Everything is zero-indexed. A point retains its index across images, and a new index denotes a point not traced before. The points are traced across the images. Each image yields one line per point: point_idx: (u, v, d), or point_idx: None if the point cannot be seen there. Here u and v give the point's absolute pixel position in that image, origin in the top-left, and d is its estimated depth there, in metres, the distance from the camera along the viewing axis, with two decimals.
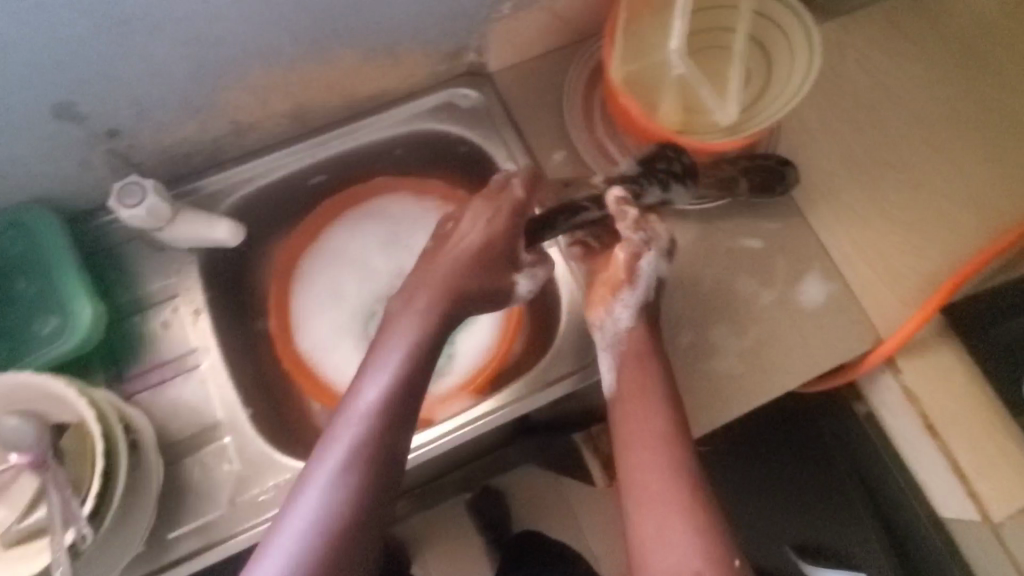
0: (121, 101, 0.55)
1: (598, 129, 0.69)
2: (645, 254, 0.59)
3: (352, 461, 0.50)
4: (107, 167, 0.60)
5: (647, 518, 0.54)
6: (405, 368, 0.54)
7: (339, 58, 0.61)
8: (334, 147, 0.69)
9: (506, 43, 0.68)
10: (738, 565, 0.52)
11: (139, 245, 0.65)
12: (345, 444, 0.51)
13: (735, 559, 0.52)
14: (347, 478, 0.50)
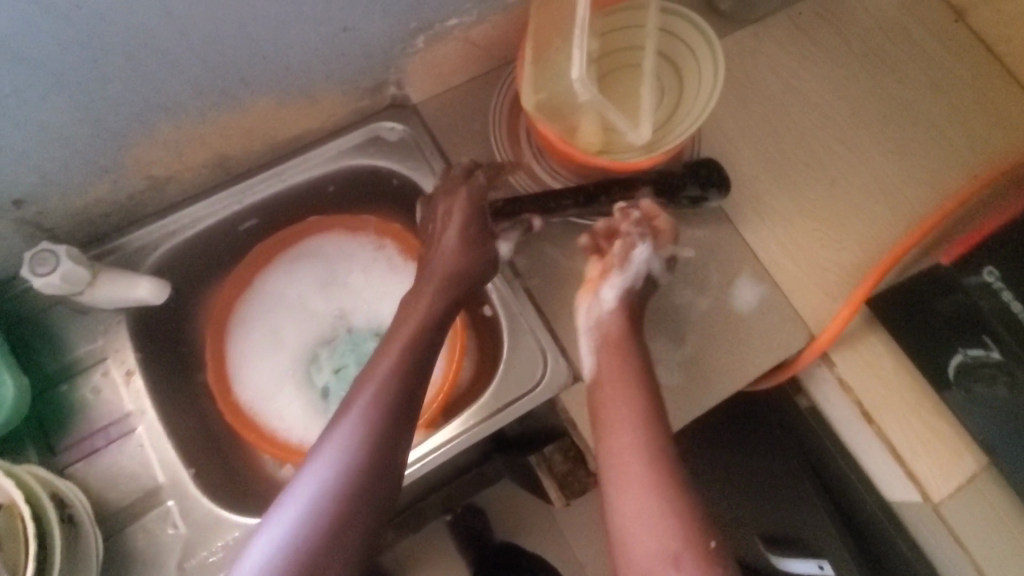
0: (21, 169, 0.53)
1: (525, 151, 0.70)
2: (639, 243, 0.62)
3: (332, 485, 0.48)
4: (17, 236, 0.58)
5: (625, 502, 0.52)
6: (388, 383, 0.53)
7: (252, 105, 0.60)
8: (261, 192, 0.68)
9: (426, 75, 0.68)
10: (714, 546, 0.50)
11: (65, 309, 0.62)
12: (324, 462, 0.49)
13: (711, 540, 0.50)
14: (325, 507, 0.47)
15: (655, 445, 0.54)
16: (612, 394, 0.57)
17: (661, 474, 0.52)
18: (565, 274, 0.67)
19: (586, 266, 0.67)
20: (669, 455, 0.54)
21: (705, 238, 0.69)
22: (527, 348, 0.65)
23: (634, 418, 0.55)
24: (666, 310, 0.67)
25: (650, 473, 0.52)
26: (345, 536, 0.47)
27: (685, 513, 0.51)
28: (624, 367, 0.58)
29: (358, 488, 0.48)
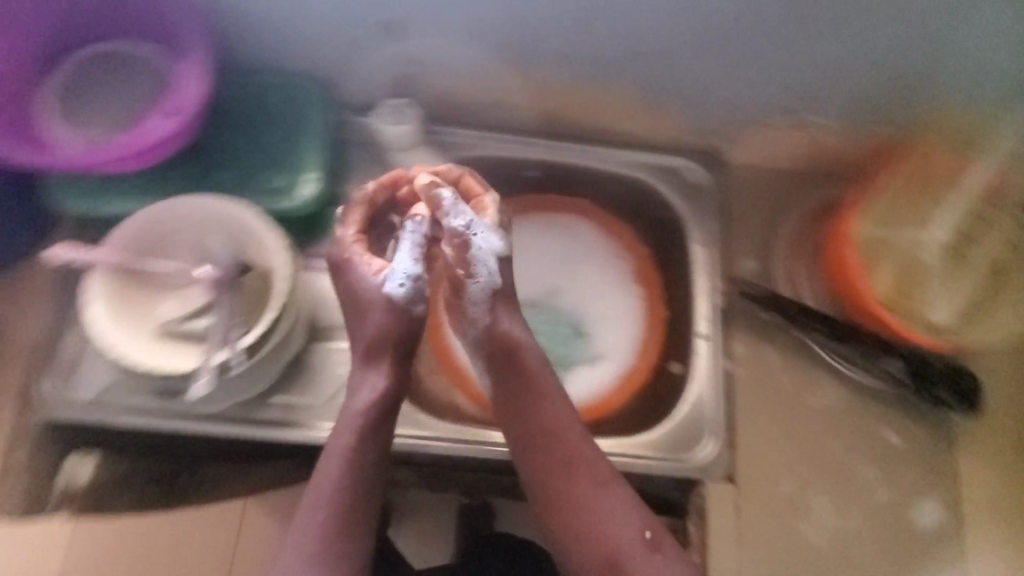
0: (435, 34, 0.60)
1: (800, 259, 0.71)
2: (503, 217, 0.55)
3: (347, 442, 0.51)
4: (383, 78, 0.66)
5: (567, 513, 0.52)
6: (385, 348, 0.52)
7: (620, 87, 0.66)
8: (565, 155, 0.73)
9: (758, 146, 0.72)
10: (649, 536, 0.51)
11: (363, 149, 0.68)
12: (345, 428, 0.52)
13: (646, 531, 0.51)
14: (332, 462, 0.50)
15: (585, 476, 0.53)
16: (523, 416, 0.55)
17: (608, 502, 0.52)
18: (772, 385, 0.67)
19: (795, 390, 0.67)
20: (603, 489, 0.53)
21: (921, 437, 0.66)
22: (700, 424, 0.65)
23: (578, 452, 0.54)
24: (843, 475, 0.65)
25: (587, 500, 0.52)
26: (356, 502, 0.50)
27: (621, 528, 0.51)
28: (543, 403, 0.55)
29: (355, 462, 0.50)
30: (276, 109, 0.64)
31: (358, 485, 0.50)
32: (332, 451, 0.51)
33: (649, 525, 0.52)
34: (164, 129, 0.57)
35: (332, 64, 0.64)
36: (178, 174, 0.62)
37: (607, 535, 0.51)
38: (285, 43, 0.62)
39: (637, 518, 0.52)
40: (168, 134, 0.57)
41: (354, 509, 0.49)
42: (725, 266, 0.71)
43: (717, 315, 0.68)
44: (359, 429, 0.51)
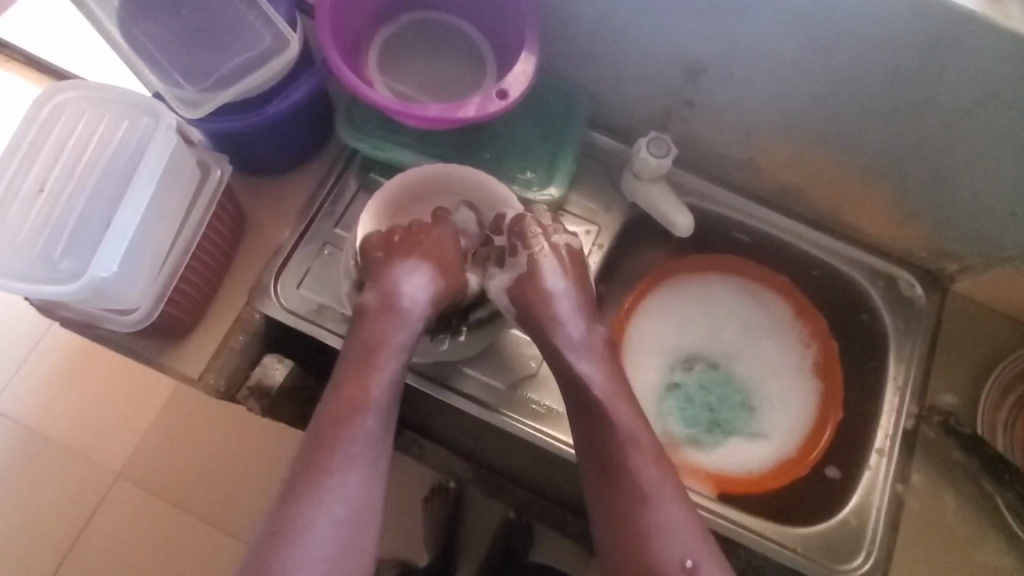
0: (728, 95, 0.63)
1: (999, 409, 0.68)
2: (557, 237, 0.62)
3: (381, 326, 0.56)
4: (651, 115, 0.69)
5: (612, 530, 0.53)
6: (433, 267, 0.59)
7: (879, 190, 0.66)
8: (783, 233, 0.73)
9: (989, 285, 0.69)
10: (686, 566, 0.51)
11: (600, 171, 0.73)
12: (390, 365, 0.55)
13: (684, 560, 0.51)
14: (375, 347, 0.55)
15: (652, 497, 0.53)
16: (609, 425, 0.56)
17: (659, 519, 0.52)
18: (943, 526, 0.64)
19: (964, 540, 0.64)
20: (662, 508, 0.53)
21: None
22: (858, 538, 0.63)
23: (639, 470, 0.54)
24: None
25: (646, 510, 0.53)
26: (359, 381, 0.54)
27: (677, 547, 0.51)
28: (629, 423, 0.56)
29: (363, 350, 0.55)
30: (542, 113, 0.69)
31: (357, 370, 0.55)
32: (364, 336, 0.56)
33: (693, 555, 0.51)
34: (474, 100, 0.55)
35: (611, 87, 0.67)
36: (446, 143, 0.67)
37: (652, 547, 0.51)
38: (578, 54, 0.65)
39: (704, 550, 0.52)
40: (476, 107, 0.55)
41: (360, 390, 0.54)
42: (919, 392, 0.69)
43: (903, 438, 0.67)
44: (377, 314, 0.57)
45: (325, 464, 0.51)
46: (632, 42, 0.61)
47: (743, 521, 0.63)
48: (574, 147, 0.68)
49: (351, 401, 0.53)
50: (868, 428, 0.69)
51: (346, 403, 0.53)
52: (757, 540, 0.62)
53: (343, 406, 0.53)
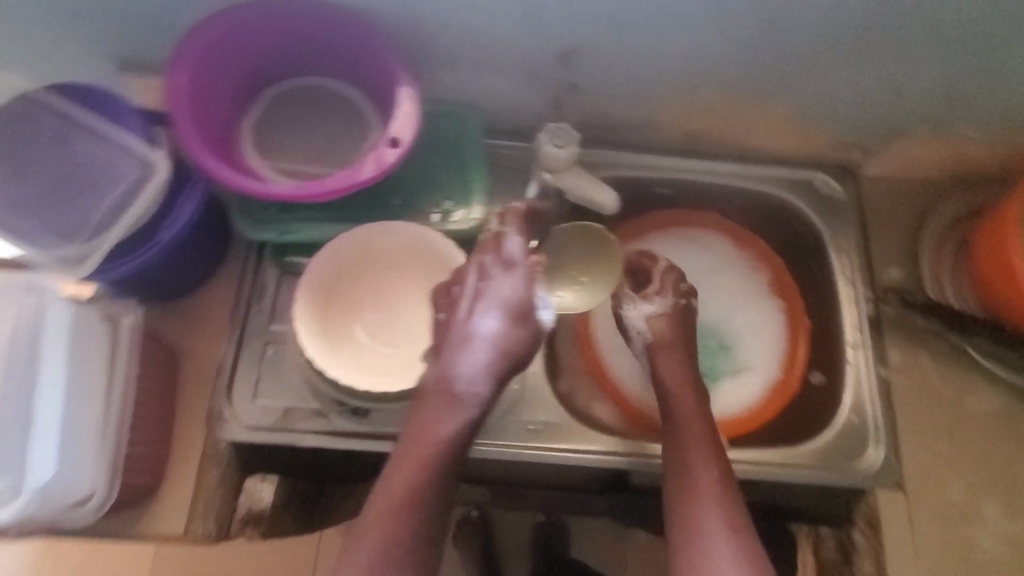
0: (606, 68, 0.63)
1: (942, 268, 0.72)
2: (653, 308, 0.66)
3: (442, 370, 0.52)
4: (541, 107, 0.68)
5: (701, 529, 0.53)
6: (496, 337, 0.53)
7: (771, 109, 0.68)
8: (697, 175, 0.75)
9: (897, 159, 0.73)
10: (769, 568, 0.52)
11: (511, 174, 0.72)
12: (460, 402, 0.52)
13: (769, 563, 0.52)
14: (449, 398, 0.52)
15: (708, 533, 0.52)
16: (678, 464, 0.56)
17: (715, 558, 0.51)
18: (931, 393, 0.67)
19: (956, 398, 0.67)
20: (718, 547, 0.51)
21: None
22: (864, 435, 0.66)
23: (699, 508, 0.53)
24: (1010, 480, 0.65)
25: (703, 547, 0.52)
26: (429, 483, 0.50)
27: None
28: (692, 464, 0.56)
29: (437, 450, 0.50)
30: (436, 141, 0.67)
31: (428, 475, 0.50)
32: (425, 426, 0.51)
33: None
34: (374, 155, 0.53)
35: (494, 94, 0.67)
36: (351, 203, 0.65)
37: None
38: (452, 71, 0.63)
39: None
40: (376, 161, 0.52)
41: (433, 488, 0.50)
42: (868, 277, 0.72)
43: (869, 326, 0.70)
44: (440, 372, 0.52)
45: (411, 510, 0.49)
46: (498, 40, 0.59)
47: (752, 459, 0.64)
48: (477, 162, 0.66)
49: (423, 494, 0.49)
50: (837, 326, 0.72)
51: (417, 500, 0.49)
52: (770, 472, 0.64)
53: (413, 501, 0.49)
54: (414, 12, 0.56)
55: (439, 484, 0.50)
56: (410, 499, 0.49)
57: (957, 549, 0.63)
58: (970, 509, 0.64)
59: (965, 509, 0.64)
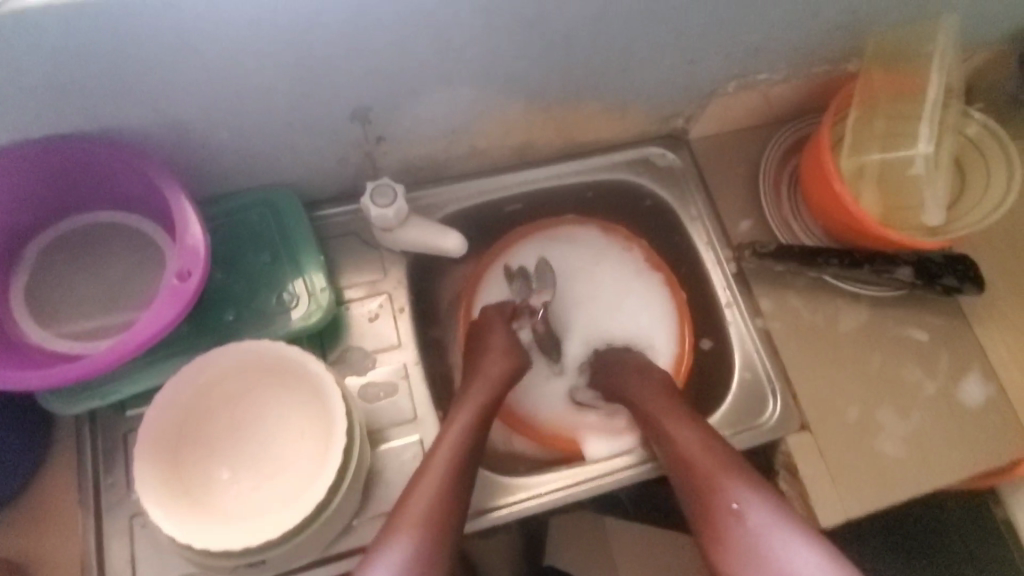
0: (404, 114, 0.59)
1: (784, 206, 0.74)
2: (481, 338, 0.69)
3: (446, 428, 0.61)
4: (356, 167, 0.64)
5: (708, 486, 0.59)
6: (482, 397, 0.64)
7: (584, 107, 0.67)
8: (541, 180, 0.75)
9: (716, 116, 0.74)
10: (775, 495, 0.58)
11: (354, 240, 0.69)
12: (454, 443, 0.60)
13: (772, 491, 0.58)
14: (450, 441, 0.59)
15: (738, 503, 0.56)
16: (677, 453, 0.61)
17: (759, 524, 0.55)
18: (807, 327, 0.70)
19: (828, 324, 0.70)
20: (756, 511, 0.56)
21: (940, 325, 0.72)
22: (759, 387, 0.69)
23: (717, 483, 0.58)
24: (894, 383, 0.69)
25: (744, 515, 0.56)
26: (454, 488, 0.57)
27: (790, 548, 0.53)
28: (688, 451, 0.60)
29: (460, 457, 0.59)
30: (253, 235, 0.61)
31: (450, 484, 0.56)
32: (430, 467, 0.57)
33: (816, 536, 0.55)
34: (162, 300, 0.46)
35: (300, 168, 0.62)
36: (182, 331, 0.58)
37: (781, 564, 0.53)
38: (244, 159, 0.58)
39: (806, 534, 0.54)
40: (166, 304, 0.46)
41: (457, 494, 0.57)
42: (724, 235, 0.74)
43: (736, 280, 0.72)
44: (474, 413, 0.62)
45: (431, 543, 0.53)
46: (272, 112, 0.55)
47: None
48: (308, 244, 0.62)
49: (443, 503, 0.55)
50: (709, 289, 0.74)
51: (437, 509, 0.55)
52: None
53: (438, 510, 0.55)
54: (166, 109, 0.51)
55: (462, 486, 0.57)
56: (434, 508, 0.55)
57: (870, 467, 0.66)
58: (870, 425, 0.67)
59: (865, 426, 0.67)
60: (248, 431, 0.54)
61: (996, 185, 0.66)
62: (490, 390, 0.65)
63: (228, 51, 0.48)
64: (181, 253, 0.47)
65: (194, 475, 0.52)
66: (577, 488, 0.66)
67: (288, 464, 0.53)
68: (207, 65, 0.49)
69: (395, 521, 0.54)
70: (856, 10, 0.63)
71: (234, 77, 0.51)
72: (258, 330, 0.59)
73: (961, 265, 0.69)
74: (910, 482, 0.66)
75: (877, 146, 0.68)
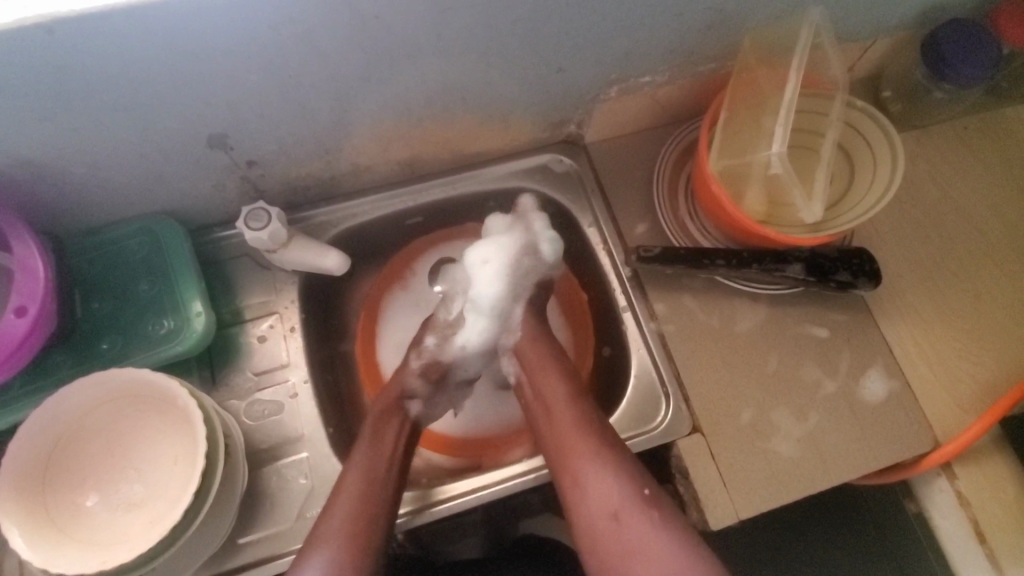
0: (266, 138, 0.60)
1: (680, 207, 0.74)
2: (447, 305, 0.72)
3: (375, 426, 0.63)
4: (237, 190, 0.66)
5: (576, 475, 0.58)
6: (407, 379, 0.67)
7: (459, 120, 0.67)
8: (435, 193, 0.75)
9: (608, 121, 0.74)
10: (648, 492, 0.55)
11: (246, 261, 0.70)
12: (367, 437, 0.62)
13: (645, 487, 0.56)
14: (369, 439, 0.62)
15: (573, 461, 0.58)
16: (545, 419, 0.63)
17: (584, 473, 0.57)
18: (700, 328, 0.69)
19: (723, 324, 0.70)
20: (584, 469, 0.57)
21: (842, 321, 0.70)
22: (652, 392, 0.69)
23: (579, 473, 0.58)
24: (793, 383, 0.68)
25: (575, 470, 0.58)
26: (380, 477, 0.59)
27: (605, 498, 0.56)
28: (552, 415, 0.62)
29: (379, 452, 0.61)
30: (137, 264, 0.63)
31: (373, 472, 0.59)
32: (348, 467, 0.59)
33: (646, 483, 0.56)
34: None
35: (177, 196, 0.63)
36: (58, 361, 0.60)
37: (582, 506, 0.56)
38: (110, 190, 0.60)
39: (631, 483, 0.56)
40: (2, 339, 0.51)
41: (384, 483, 0.59)
42: (620, 240, 0.73)
43: (632, 283, 0.72)
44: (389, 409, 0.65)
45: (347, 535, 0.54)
46: (119, 146, 0.55)
47: None
48: (190, 270, 0.63)
49: (369, 491, 0.57)
50: (608, 292, 0.74)
51: (365, 495, 0.57)
52: None
53: (364, 504, 0.56)
54: (5, 148, 0.51)
55: (383, 483, 0.59)
56: (360, 504, 0.56)
57: (763, 468, 0.64)
58: (765, 425, 0.66)
59: (760, 427, 0.66)
60: (125, 452, 0.57)
61: (882, 173, 0.66)
62: (405, 385, 0.67)
63: (56, 92, 0.48)
64: (19, 291, 0.52)
65: (61, 506, 0.54)
66: (480, 493, 0.66)
67: (161, 489, 0.56)
68: (32, 110, 0.49)
69: (330, 509, 0.56)
70: (725, 10, 0.62)
71: (69, 117, 0.51)
72: (139, 356, 0.61)
73: (856, 260, 0.68)
74: (804, 482, 0.64)
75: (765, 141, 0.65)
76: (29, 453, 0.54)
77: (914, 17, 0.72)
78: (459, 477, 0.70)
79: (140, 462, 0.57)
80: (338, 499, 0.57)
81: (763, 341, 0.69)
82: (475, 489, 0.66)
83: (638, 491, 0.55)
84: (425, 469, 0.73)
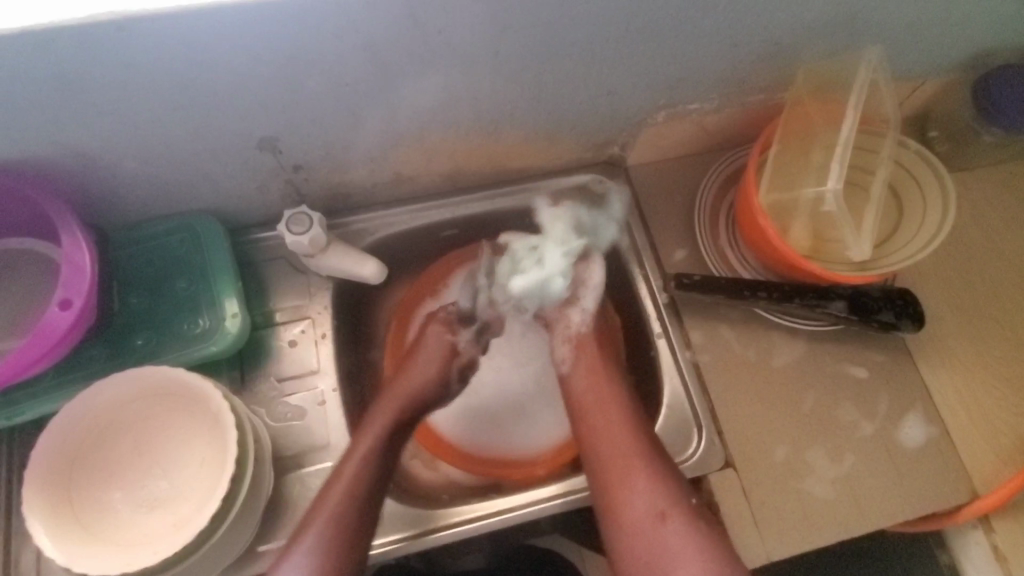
0: (316, 144, 0.60)
1: (721, 236, 0.73)
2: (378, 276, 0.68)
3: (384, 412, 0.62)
4: (279, 193, 0.65)
5: (617, 469, 0.58)
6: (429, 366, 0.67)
7: (507, 135, 0.67)
8: (475, 206, 0.74)
9: (653, 144, 0.73)
10: (693, 502, 0.56)
11: (282, 264, 0.69)
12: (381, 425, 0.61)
13: (690, 498, 0.56)
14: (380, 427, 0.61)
15: (614, 447, 0.59)
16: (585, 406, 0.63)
17: (634, 475, 0.57)
18: (735, 360, 0.68)
19: (759, 358, 0.68)
20: (634, 468, 0.57)
21: (882, 361, 0.69)
22: (684, 423, 0.67)
23: (624, 477, 0.57)
24: (829, 423, 0.66)
25: (625, 463, 0.58)
26: (379, 472, 0.58)
27: (648, 501, 0.55)
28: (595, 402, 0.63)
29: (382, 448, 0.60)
30: (176, 261, 0.63)
31: (375, 467, 0.58)
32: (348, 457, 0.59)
33: (691, 494, 0.56)
34: (41, 327, 0.51)
35: (222, 195, 0.63)
36: (92, 354, 0.59)
37: (622, 508, 0.56)
38: (156, 186, 0.60)
39: (677, 491, 0.56)
40: (46, 329, 0.51)
41: (381, 479, 0.58)
42: (658, 266, 0.72)
43: (668, 310, 0.71)
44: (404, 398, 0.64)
45: (326, 533, 0.54)
46: (172, 142, 0.55)
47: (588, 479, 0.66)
48: (227, 270, 0.63)
49: (363, 488, 0.57)
50: (642, 318, 0.73)
51: (357, 493, 0.56)
52: None
53: (354, 507, 0.56)
54: (60, 140, 0.52)
55: (377, 487, 0.58)
56: (354, 500, 0.56)
57: (796, 509, 0.63)
58: (800, 465, 0.64)
59: (793, 466, 0.64)
60: (151, 451, 0.57)
61: (931, 214, 0.65)
62: (427, 377, 0.66)
63: (117, 86, 0.48)
64: (65, 284, 0.52)
65: (85, 503, 0.54)
66: (504, 516, 0.64)
67: (188, 490, 0.55)
68: (94, 104, 0.49)
69: (321, 502, 0.56)
70: (781, 42, 0.62)
71: (126, 112, 0.51)
72: (171, 355, 0.61)
73: (899, 300, 0.67)
74: (836, 525, 0.63)
75: (813, 174, 0.64)
76: (56, 447, 0.53)
77: (969, 58, 0.71)
78: (480, 497, 0.68)
79: (167, 463, 0.57)
80: (332, 489, 0.56)
81: (801, 378, 0.68)
82: (496, 512, 0.64)
83: (685, 500, 0.55)
84: (445, 485, 0.72)
